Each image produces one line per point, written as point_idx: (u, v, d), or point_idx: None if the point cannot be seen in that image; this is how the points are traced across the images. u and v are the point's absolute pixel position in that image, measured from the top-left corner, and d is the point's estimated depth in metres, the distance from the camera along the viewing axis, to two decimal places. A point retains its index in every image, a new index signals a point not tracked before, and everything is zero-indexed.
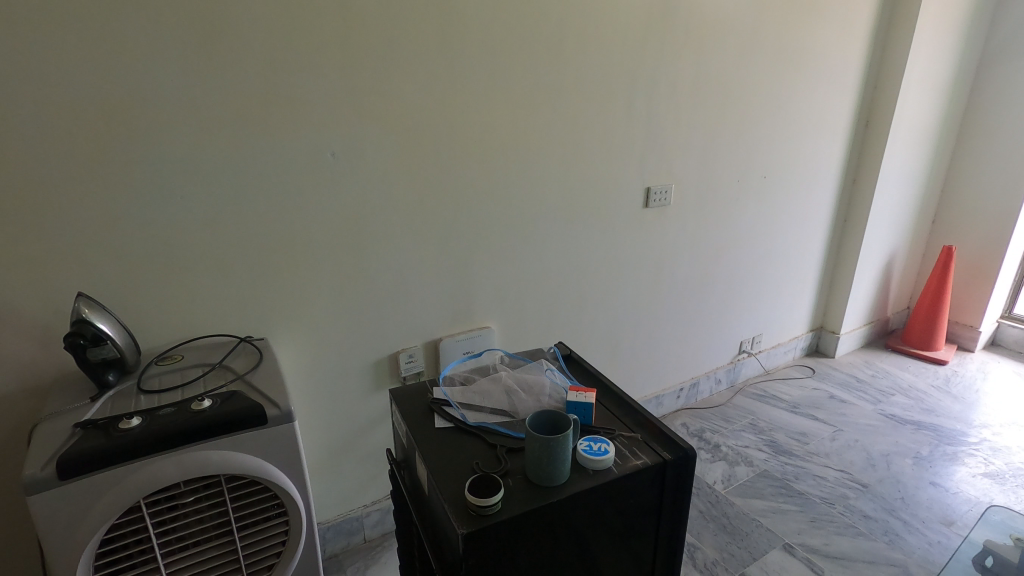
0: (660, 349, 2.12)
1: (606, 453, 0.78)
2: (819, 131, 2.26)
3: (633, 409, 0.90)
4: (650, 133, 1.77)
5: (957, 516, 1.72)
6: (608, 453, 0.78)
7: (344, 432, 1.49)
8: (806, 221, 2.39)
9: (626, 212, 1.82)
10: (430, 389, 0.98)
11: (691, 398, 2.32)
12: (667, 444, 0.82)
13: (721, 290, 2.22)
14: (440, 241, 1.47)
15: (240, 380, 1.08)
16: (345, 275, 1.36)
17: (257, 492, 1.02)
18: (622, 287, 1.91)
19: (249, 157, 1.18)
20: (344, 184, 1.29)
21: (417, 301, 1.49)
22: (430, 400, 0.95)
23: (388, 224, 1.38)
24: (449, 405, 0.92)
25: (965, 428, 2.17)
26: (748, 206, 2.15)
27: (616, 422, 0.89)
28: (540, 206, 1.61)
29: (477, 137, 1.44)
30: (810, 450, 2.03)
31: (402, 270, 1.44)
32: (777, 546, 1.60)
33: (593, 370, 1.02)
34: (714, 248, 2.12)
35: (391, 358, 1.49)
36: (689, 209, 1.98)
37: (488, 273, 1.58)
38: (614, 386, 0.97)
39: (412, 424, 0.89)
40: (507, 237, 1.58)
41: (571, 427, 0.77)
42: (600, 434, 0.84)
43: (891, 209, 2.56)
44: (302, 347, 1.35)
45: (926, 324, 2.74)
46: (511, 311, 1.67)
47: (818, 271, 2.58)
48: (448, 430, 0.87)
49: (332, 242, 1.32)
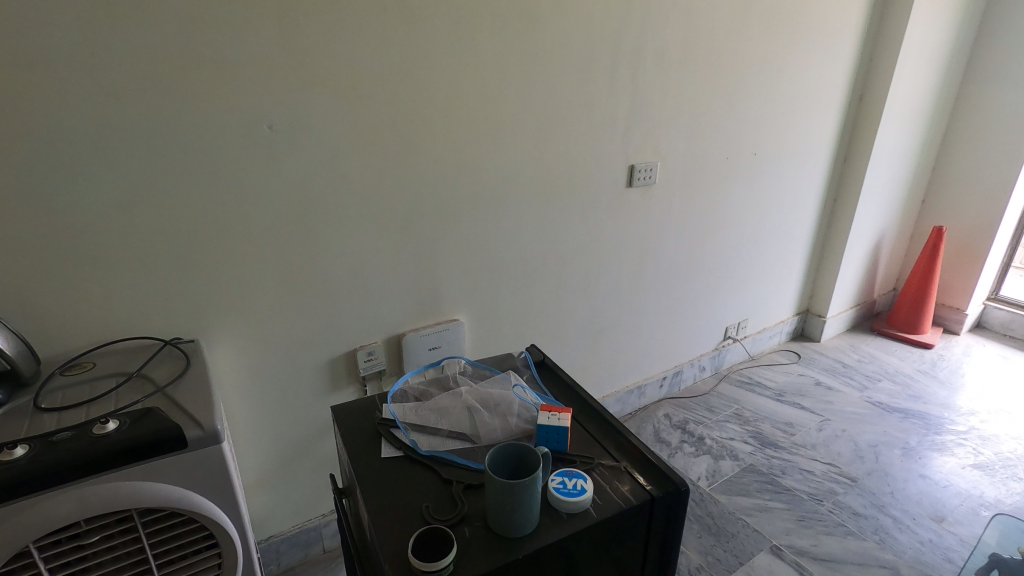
0: (642, 337, 2.01)
1: (583, 493, 0.65)
2: (813, 105, 2.12)
3: (614, 432, 0.77)
4: (634, 105, 1.61)
5: (948, 512, 1.65)
6: (585, 492, 0.65)
7: (297, 438, 1.34)
8: (796, 202, 2.28)
9: (608, 191, 1.67)
10: (379, 406, 0.84)
11: (674, 386, 2.22)
12: (655, 479, 0.70)
13: (706, 274, 2.11)
14: (401, 227, 1.32)
15: (159, 394, 0.92)
16: (292, 267, 1.20)
17: (180, 524, 0.88)
18: (602, 272, 1.77)
19: (167, 131, 1.00)
20: (285, 162, 1.12)
21: (376, 293, 1.34)
22: (377, 421, 0.81)
23: (340, 208, 1.22)
24: (399, 428, 0.78)
25: (952, 415, 2.11)
26: (737, 185, 2.02)
27: (594, 446, 0.76)
28: (512, 187, 1.46)
29: (440, 110, 1.28)
30: (797, 441, 1.95)
31: (358, 259, 1.28)
32: (764, 548, 1.52)
33: (569, 382, 0.89)
34: (701, 230, 1.99)
35: (348, 356, 1.35)
36: (675, 188, 1.84)
37: (456, 261, 1.44)
38: (593, 400, 0.84)
39: (354, 452, 0.75)
40: (476, 220, 1.43)
41: (540, 465, 0.63)
42: (575, 465, 0.71)
43: (882, 187, 2.46)
44: (244, 348, 1.20)
45: (912, 307, 2.67)
46: (482, 302, 1.53)
47: (807, 252, 2.48)
48: (398, 461, 0.73)
49: (275, 230, 1.16)
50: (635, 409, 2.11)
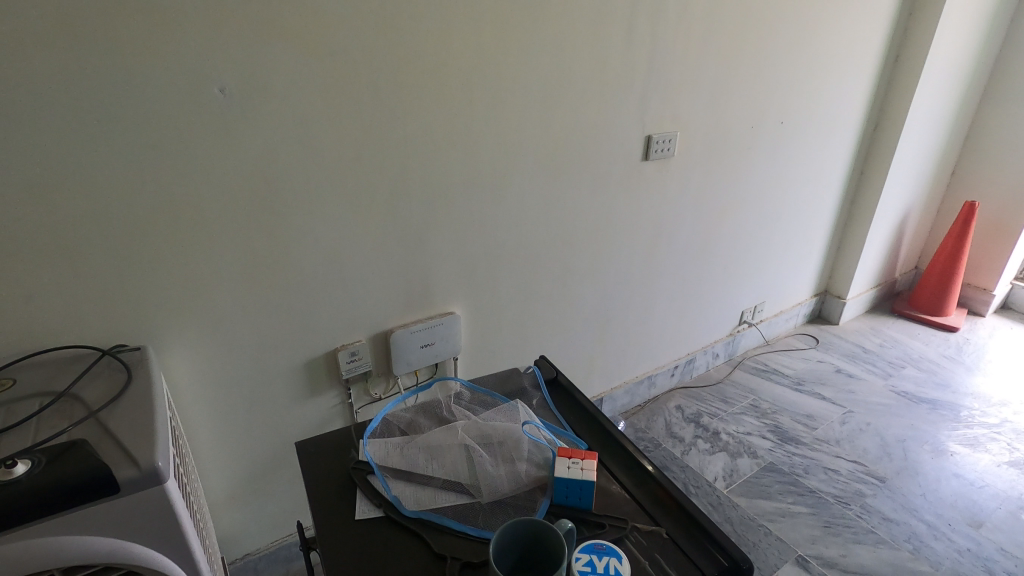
0: (654, 325, 1.85)
1: None
2: (846, 67, 1.91)
3: (652, 482, 0.63)
4: (653, 66, 1.41)
5: (985, 516, 1.53)
6: None
7: (272, 448, 1.19)
8: (821, 175, 2.09)
9: (623, 165, 1.49)
10: (354, 443, 0.68)
11: (686, 375, 2.07)
12: (705, 551, 0.55)
13: (724, 255, 1.93)
14: (387, 209, 1.14)
15: (90, 421, 0.75)
16: (258, 258, 1.03)
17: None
18: (612, 256, 1.60)
19: (90, 94, 0.80)
20: (242, 132, 0.93)
21: (359, 285, 1.16)
22: (351, 465, 0.64)
23: (312, 188, 1.04)
24: (378, 476, 0.62)
25: (983, 406, 1.98)
26: (761, 158, 1.83)
27: (628, 500, 0.61)
28: (514, 160, 1.27)
29: (429, 70, 1.08)
30: (819, 437, 1.81)
31: (336, 247, 1.11)
32: (789, 560, 1.40)
33: (592, 410, 0.74)
34: (721, 207, 1.81)
35: (329, 356, 1.19)
36: (695, 160, 1.65)
37: (451, 247, 1.26)
38: (622, 436, 0.69)
39: (321, 511, 0.59)
40: (474, 200, 1.25)
41: (564, 550, 0.47)
42: (604, 536, 0.56)
43: (913, 159, 2.27)
44: (203, 351, 1.03)
45: (937, 288, 2.51)
46: (481, 293, 1.36)
47: (829, 229, 2.30)
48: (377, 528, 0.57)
49: (234, 214, 0.98)
50: (644, 400, 1.97)
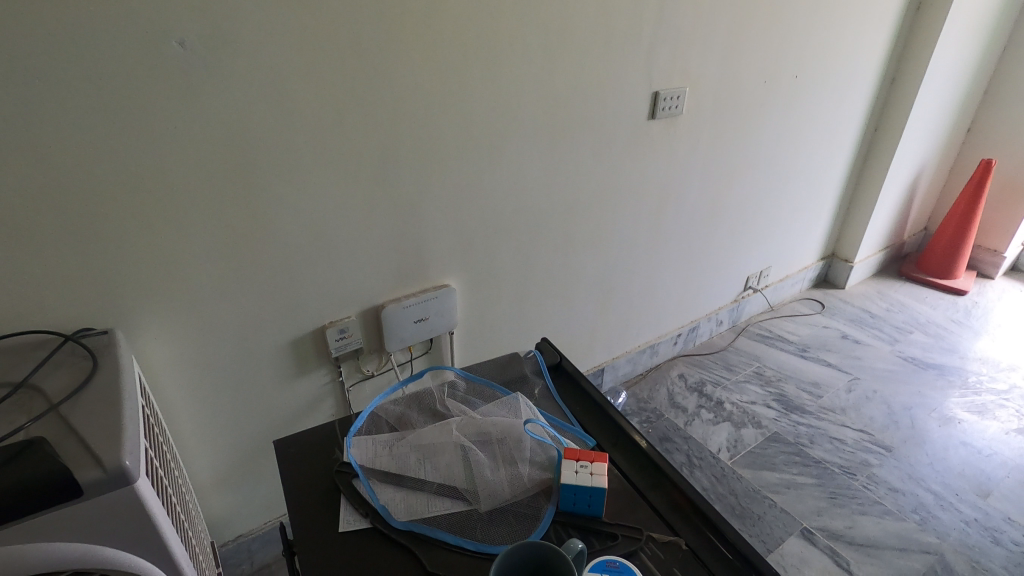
0: (658, 293, 1.78)
1: None
2: (866, 15, 1.78)
3: (669, 491, 0.64)
4: (662, 16, 1.29)
5: (993, 485, 1.50)
6: None
7: (261, 430, 1.14)
8: (834, 133, 1.99)
9: (628, 125, 1.39)
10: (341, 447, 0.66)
11: (689, 343, 2.02)
12: (720, 555, 0.58)
13: (732, 219, 1.85)
14: (374, 177, 1.05)
15: (50, 416, 0.68)
16: (234, 232, 0.94)
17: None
18: (616, 223, 1.52)
19: (27, 49, 0.70)
20: (208, 93, 0.83)
21: (346, 260, 1.09)
22: (337, 470, 0.63)
23: (289, 154, 0.94)
24: (366, 485, 0.60)
25: (992, 372, 1.93)
26: (773, 115, 1.73)
27: (645, 511, 0.61)
28: (510, 121, 1.17)
29: (417, 20, 0.97)
30: (825, 405, 1.78)
31: (320, 218, 1.02)
32: (794, 532, 1.37)
33: (603, 411, 0.75)
34: (731, 169, 1.72)
35: (317, 334, 1.12)
36: (704, 119, 1.54)
37: (444, 216, 1.18)
38: (635, 442, 0.70)
39: (303, 527, 0.58)
40: (469, 165, 1.16)
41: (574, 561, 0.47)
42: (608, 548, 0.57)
43: (930, 115, 2.16)
44: (180, 332, 0.96)
45: (947, 250, 2.44)
46: (477, 264, 1.29)
47: (840, 190, 2.21)
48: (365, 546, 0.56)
49: (205, 185, 0.89)
50: (646, 369, 1.92)
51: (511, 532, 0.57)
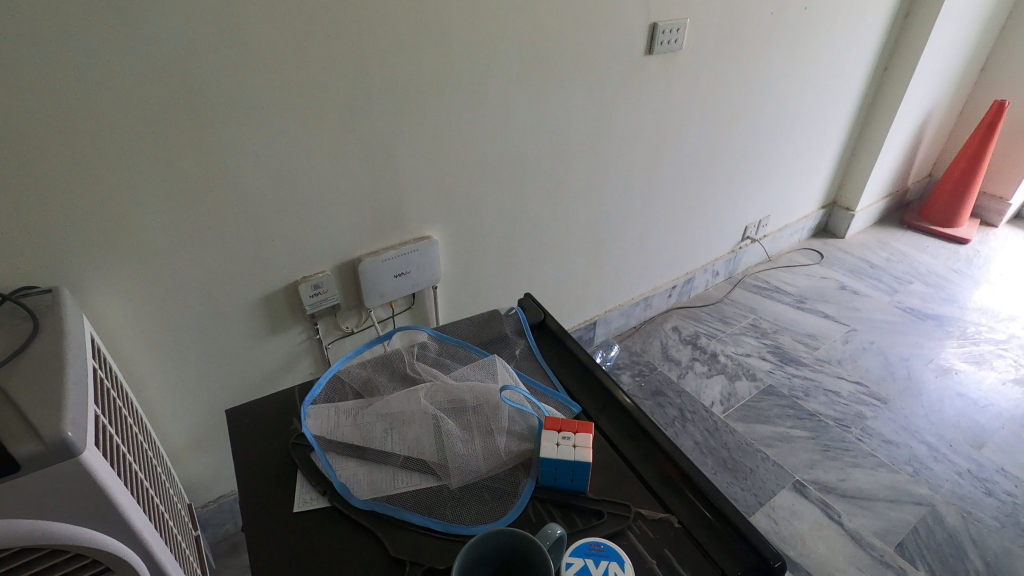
0: (653, 243, 1.71)
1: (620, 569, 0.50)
2: None
3: (660, 465, 0.63)
4: None
5: (987, 436, 1.48)
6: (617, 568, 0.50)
7: (234, 390, 1.09)
8: (842, 72, 1.87)
9: (623, 62, 1.28)
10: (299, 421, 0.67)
11: (684, 295, 1.97)
12: (711, 528, 0.57)
13: (732, 165, 1.76)
14: (343, 119, 0.95)
15: None
16: (190, 179, 0.86)
17: (55, 569, 0.61)
18: (609, 169, 1.43)
19: None
20: (146, 18, 0.73)
21: (317, 210, 1.01)
22: (298, 448, 0.64)
23: (246, 93, 0.85)
24: (328, 463, 0.61)
25: (991, 322, 1.89)
26: (779, 51, 1.61)
27: (634, 486, 0.61)
28: (493, 54, 1.06)
29: None
30: (821, 357, 1.74)
31: (284, 165, 0.93)
32: (787, 485, 1.36)
33: (592, 375, 0.74)
34: (731, 111, 1.62)
35: (290, 290, 1.05)
36: (705, 55, 1.43)
37: (423, 162, 1.09)
38: (627, 411, 0.69)
39: (256, 517, 0.58)
40: (450, 106, 1.06)
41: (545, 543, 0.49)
42: (586, 520, 0.58)
43: (943, 52, 2.03)
44: (138, 288, 0.89)
45: (952, 197, 2.37)
46: (462, 215, 1.21)
47: (845, 134, 2.10)
48: (324, 536, 0.57)
49: (151, 128, 0.79)
50: (639, 322, 1.87)
51: (480, 512, 0.58)
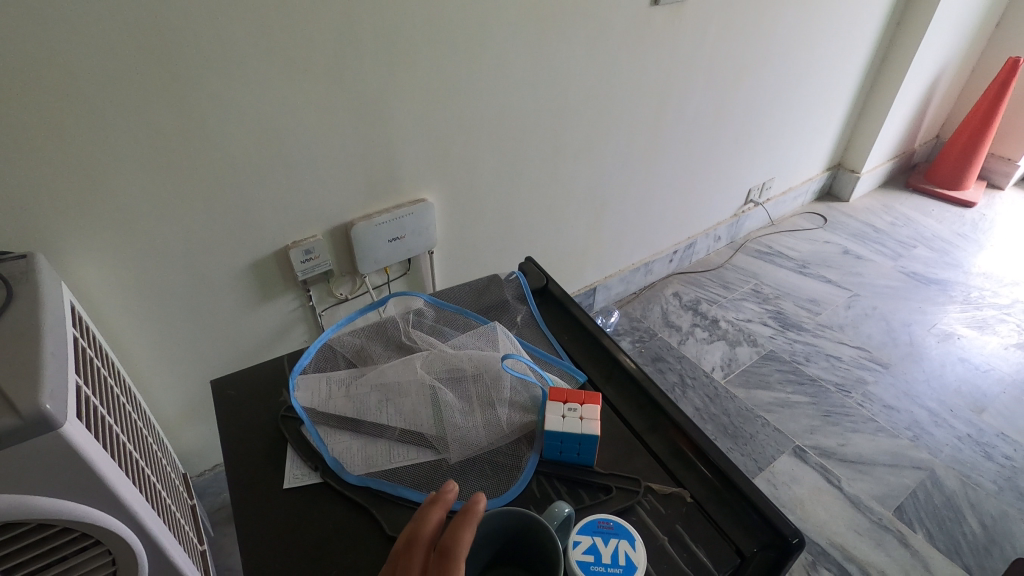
0: (654, 207, 1.67)
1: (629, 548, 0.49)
2: None
3: (670, 438, 0.61)
4: None
5: (988, 401, 1.48)
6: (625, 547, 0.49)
7: (225, 358, 1.06)
8: (854, 25, 1.79)
9: (627, 13, 1.21)
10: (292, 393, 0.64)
11: (686, 260, 1.93)
12: (723, 502, 0.55)
13: (736, 125, 1.70)
14: (330, 73, 0.89)
15: None
16: (169, 136, 0.80)
17: (42, 545, 0.58)
18: (610, 129, 1.38)
19: None
20: None
21: (306, 172, 0.96)
22: (289, 422, 0.62)
23: (226, 44, 0.78)
24: (320, 440, 0.59)
25: (995, 287, 1.87)
26: (790, 3, 1.53)
27: (644, 460, 0.59)
28: (489, 3, 1.00)
29: None
30: (823, 322, 1.72)
31: (270, 123, 0.88)
32: (787, 450, 1.35)
33: (596, 342, 0.72)
34: (738, 68, 1.55)
35: (280, 256, 1.02)
36: (712, 7, 1.36)
37: (417, 120, 1.03)
38: (634, 381, 0.66)
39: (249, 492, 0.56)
40: (444, 60, 1.00)
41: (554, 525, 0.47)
42: (593, 496, 0.56)
43: (959, 5, 1.95)
44: (119, 253, 0.85)
45: (960, 159, 2.31)
46: (458, 176, 1.16)
47: (854, 92, 2.03)
48: (320, 513, 0.55)
49: (124, 81, 0.73)
50: (639, 288, 1.84)
51: (482, 487, 0.56)
